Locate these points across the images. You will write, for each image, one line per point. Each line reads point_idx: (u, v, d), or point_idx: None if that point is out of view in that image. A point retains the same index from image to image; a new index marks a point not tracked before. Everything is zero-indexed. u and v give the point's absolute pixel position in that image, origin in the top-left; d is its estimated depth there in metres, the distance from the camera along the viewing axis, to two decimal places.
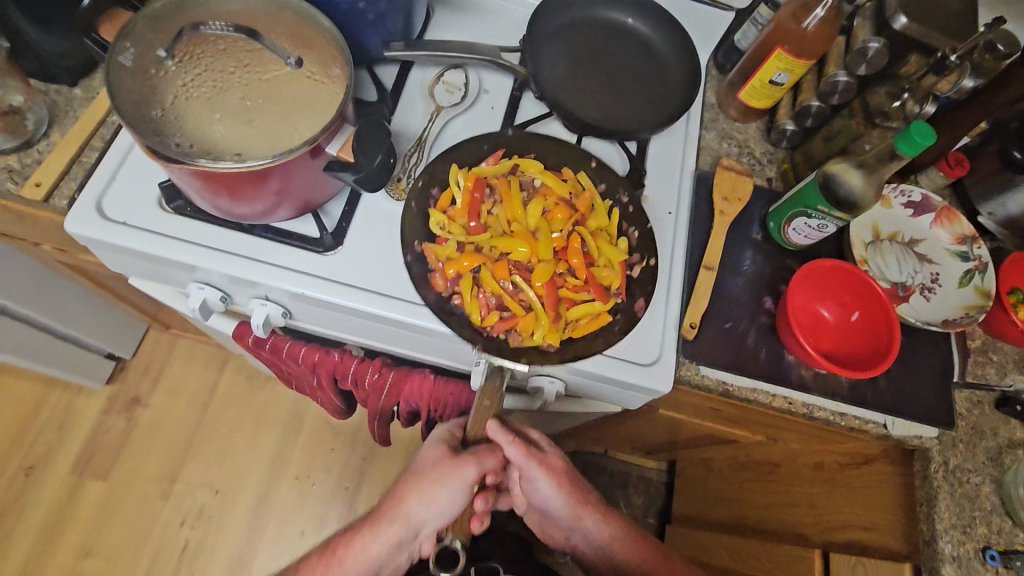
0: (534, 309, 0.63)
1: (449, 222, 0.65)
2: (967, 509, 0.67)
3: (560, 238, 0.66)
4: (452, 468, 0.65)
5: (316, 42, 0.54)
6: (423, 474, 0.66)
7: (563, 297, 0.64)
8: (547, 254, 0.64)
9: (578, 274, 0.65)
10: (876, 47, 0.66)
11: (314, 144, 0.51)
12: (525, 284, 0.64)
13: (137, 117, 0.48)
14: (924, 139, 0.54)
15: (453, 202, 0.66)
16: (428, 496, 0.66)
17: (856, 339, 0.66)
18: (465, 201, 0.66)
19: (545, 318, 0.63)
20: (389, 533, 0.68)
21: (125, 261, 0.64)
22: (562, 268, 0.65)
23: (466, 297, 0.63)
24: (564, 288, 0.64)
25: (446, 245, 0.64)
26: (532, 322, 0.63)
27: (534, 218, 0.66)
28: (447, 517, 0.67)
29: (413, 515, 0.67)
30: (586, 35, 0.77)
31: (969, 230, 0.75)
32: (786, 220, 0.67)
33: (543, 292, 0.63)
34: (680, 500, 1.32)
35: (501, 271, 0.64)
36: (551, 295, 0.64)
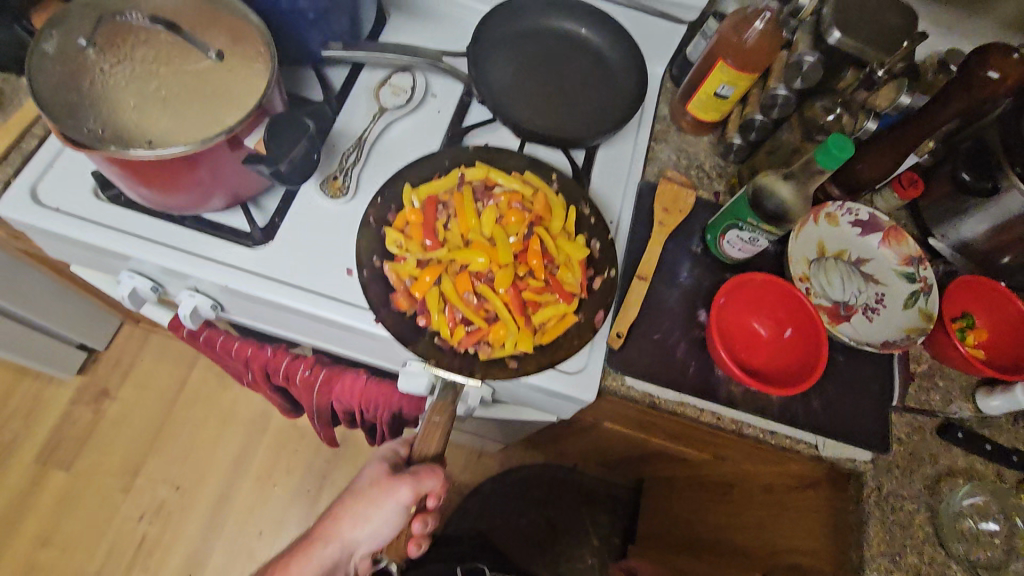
0: (501, 320, 0.62)
1: (406, 241, 0.64)
2: (898, 537, 0.65)
3: (518, 240, 0.65)
4: (387, 489, 0.62)
5: (241, 36, 0.55)
6: (353, 497, 0.65)
7: (529, 303, 0.64)
8: (508, 261, 0.64)
9: (542, 278, 0.64)
10: (812, 61, 0.65)
11: (230, 134, 0.52)
12: (489, 295, 0.63)
13: (52, 101, 0.49)
14: (842, 152, 0.54)
15: (410, 222, 0.65)
16: (361, 516, 0.64)
17: (786, 356, 0.65)
18: (421, 218, 0.65)
19: (515, 326, 0.62)
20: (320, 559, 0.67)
21: (60, 246, 0.65)
22: (524, 270, 0.64)
23: (433, 315, 0.62)
24: (527, 293, 0.64)
25: (405, 263, 0.63)
26: (504, 332, 0.62)
27: (493, 228, 0.65)
28: (382, 536, 0.66)
29: (344, 535, 0.66)
30: (537, 43, 0.77)
31: (916, 250, 0.73)
32: (720, 232, 0.67)
33: (509, 299, 0.63)
34: (643, 519, 1.29)
35: (464, 284, 0.63)
36: (516, 302, 0.63)
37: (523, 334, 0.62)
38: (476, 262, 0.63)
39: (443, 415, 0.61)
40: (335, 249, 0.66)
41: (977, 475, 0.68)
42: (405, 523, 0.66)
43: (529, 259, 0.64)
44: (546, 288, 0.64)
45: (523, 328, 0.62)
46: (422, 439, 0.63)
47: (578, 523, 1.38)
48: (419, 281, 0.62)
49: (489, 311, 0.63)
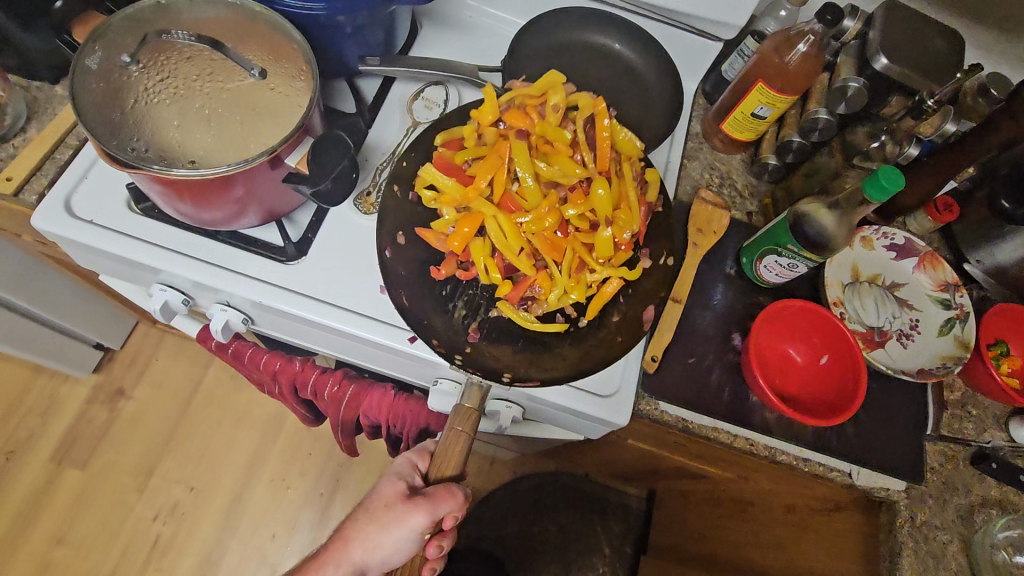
0: (549, 271, 0.62)
1: (443, 193, 0.62)
2: (930, 568, 0.65)
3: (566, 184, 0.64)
4: (402, 513, 0.59)
5: (284, 54, 0.54)
6: (371, 506, 0.62)
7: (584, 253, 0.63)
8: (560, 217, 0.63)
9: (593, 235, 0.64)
10: (856, 86, 0.65)
11: (272, 154, 0.51)
12: (542, 244, 0.62)
13: (96, 119, 0.48)
14: (892, 183, 0.52)
15: (447, 152, 0.65)
16: (381, 530, 0.60)
17: (822, 383, 0.65)
18: (460, 161, 0.64)
19: (562, 281, 0.62)
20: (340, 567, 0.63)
21: (91, 257, 0.64)
22: (572, 207, 0.63)
23: (479, 262, 0.61)
24: (575, 253, 0.63)
25: (444, 223, 0.63)
26: (549, 289, 0.62)
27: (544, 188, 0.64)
28: (394, 562, 0.64)
29: (357, 555, 0.63)
30: (570, 58, 0.77)
31: (952, 277, 0.72)
32: (757, 256, 0.66)
33: (557, 255, 0.62)
34: (656, 531, 1.28)
35: (515, 225, 0.61)
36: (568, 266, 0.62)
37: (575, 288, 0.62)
38: (527, 208, 0.63)
39: (466, 424, 0.58)
40: (369, 266, 0.65)
41: (1010, 506, 0.68)
42: (420, 546, 0.62)
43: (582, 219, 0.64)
44: (606, 242, 0.62)
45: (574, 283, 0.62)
46: (441, 456, 0.59)
47: (590, 532, 1.37)
48: (464, 233, 0.61)
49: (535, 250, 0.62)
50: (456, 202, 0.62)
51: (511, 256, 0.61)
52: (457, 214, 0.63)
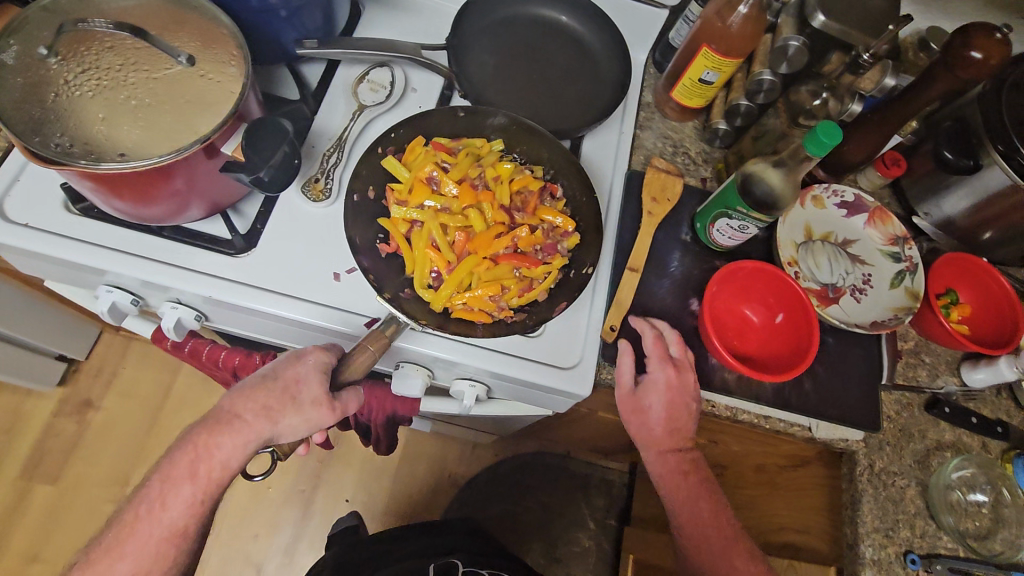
0: (465, 269, 0.60)
1: (413, 180, 0.62)
2: (890, 512, 0.66)
3: (493, 224, 0.62)
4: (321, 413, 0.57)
5: (213, 39, 0.53)
6: (265, 420, 0.57)
7: (490, 282, 0.60)
8: (499, 231, 0.62)
9: (533, 246, 0.62)
10: (797, 45, 0.64)
11: (205, 142, 0.50)
12: (478, 241, 0.61)
13: (16, 115, 0.46)
14: (830, 139, 0.53)
15: (438, 151, 0.63)
16: (297, 425, 0.57)
17: (778, 341, 0.66)
18: (440, 157, 0.63)
19: (464, 293, 0.60)
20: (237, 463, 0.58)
21: (30, 262, 0.62)
22: (497, 242, 0.61)
23: (410, 250, 0.61)
24: (483, 276, 0.60)
25: (393, 211, 0.61)
26: (452, 284, 0.60)
27: (512, 196, 0.64)
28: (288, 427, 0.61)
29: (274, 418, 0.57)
30: (517, 33, 0.76)
31: (901, 230, 0.74)
32: (710, 221, 0.67)
33: (468, 270, 0.60)
34: (638, 501, 1.31)
35: (454, 219, 0.61)
36: (504, 266, 0.61)
37: (488, 287, 0.60)
38: (466, 212, 0.62)
39: (379, 344, 0.56)
40: (321, 254, 0.64)
41: (964, 447, 0.70)
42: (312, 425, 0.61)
43: (537, 232, 0.63)
44: (511, 286, 0.61)
45: (490, 282, 0.60)
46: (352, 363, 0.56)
47: (574, 508, 1.39)
48: (399, 218, 0.61)
49: (463, 244, 0.61)
50: (409, 192, 0.62)
51: (440, 240, 0.61)
52: (418, 204, 0.61)
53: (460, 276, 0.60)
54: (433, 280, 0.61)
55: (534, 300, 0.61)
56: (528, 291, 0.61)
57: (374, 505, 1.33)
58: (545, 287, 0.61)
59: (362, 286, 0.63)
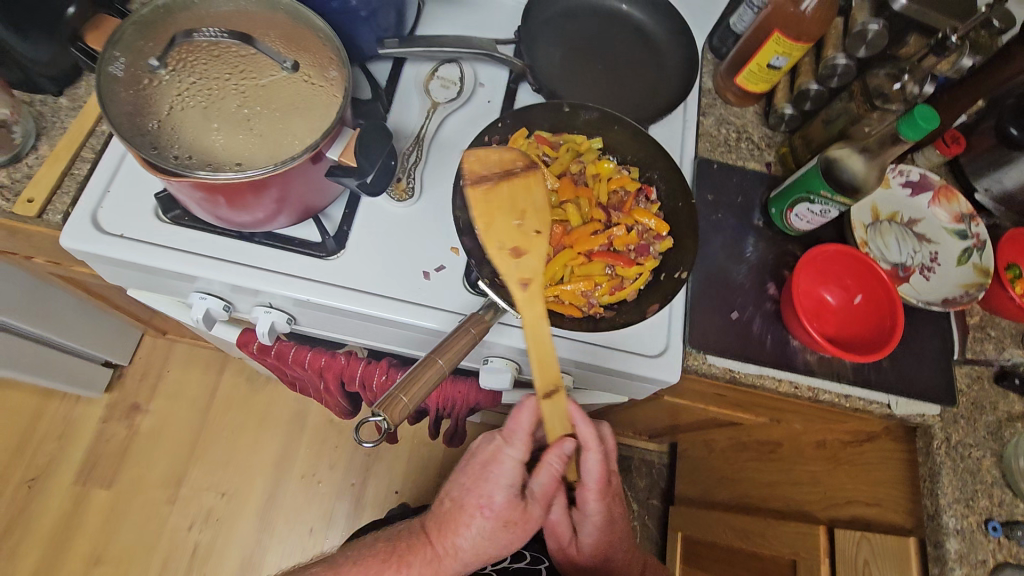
0: (561, 264, 0.62)
1: None
2: (969, 483, 0.68)
3: (592, 221, 0.64)
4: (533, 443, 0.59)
5: (311, 44, 0.53)
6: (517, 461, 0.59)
7: (585, 278, 0.62)
8: (597, 227, 0.63)
9: (627, 245, 0.63)
10: (876, 28, 0.65)
11: (314, 150, 0.50)
12: (574, 236, 0.63)
13: (132, 128, 0.46)
14: (927, 122, 0.54)
15: (541, 144, 0.65)
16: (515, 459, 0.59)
17: (857, 321, 0.67)
18: (542, 151, 0.65)
19: (561, 286, 0.61)
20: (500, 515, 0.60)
21: (125, 274, 0.63)
22: (595, 239, 0.63)
23: None
24: (576, 271, 0.62)
25: None
26: (547, 275, 0.61)
27: (608, 196, 0.66)
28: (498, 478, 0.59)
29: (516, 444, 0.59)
30: (581, 25, 0.76)
31: (967, 208, 0.76)
32: (788, 206, 0.68)
33: (564, 264, 0.62)
34: (682, 481, 1.34)
35: (552, 212, 0.63)
36: (597, 262, 0.62)
37: (581, 282, 0.61)
38: (566, 208, 0.64)
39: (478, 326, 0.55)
40: (410, 253, 0.64)
41: None
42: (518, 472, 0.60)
43: (632, 232, 0.63)
44: (604, 281, 0.62)
45: (584, 277, 0.62)
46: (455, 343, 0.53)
47: None
48: None
49: (559, 237, 0.63)
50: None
51: (537, 231, 0.63)
52: None
53: (556, 269, 0.61)
54: (527, 272, 0.63)
55: (625, 297, 0.63)
56: (619, 288, 0.62)
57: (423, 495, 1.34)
58: (635, 288, 0.63)
59: (452, 284, 0.64)
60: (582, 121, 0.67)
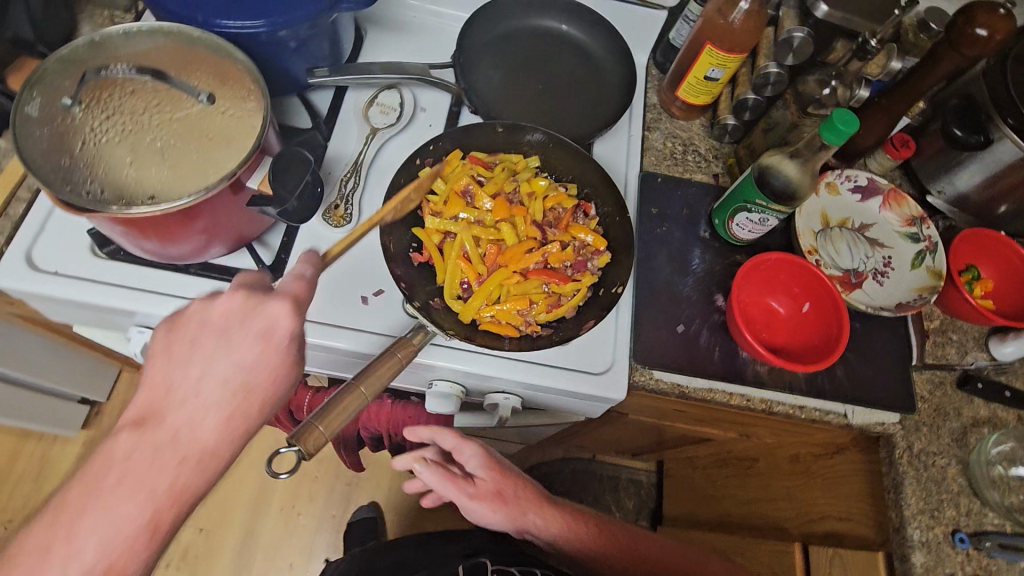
0: (495, 282, 0.61)
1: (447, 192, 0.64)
2: (934, 493, 0.66)
3: (528, 238, 0.64)
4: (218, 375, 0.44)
5: (232, 77, 0.53)
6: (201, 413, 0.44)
7: (521, 296, 0.61)
8: (531, 245, 0.64)
9: (563, 262, 0.63)
10: (802, 36, 0.65)
11: (231, 180, 0.50)
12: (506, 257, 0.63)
13: (44, 166, 0.47)
14: (847, 126, 0.53)
15: (474, 165, 0.65)
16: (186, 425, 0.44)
17: (806, 330, 0.66)
18: (475, 171, 0.65)
19: (496, 305, 0.61)
20: (184, 484, 0.43)
21: (63, 311, 0.63)
22: (530, 256, 0.63)
23: (442, 262, 0.62)
24: (511, 290, 0.62)
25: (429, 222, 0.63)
26: (483, 294, 0.61)
27: (545, 213, 0.65)
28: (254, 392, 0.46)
29: (257, 382, 0.45)
30: (522, 46, 0.77)
31: (918, 211, 0.75)
32: (729, 216, 0.67)
33: (498, 282, 0.61)
34: (669, 500, 1.31)
35: (486, 232, 0.63)
36: (533, 280, 0.62)
37: (516, 301, 0.61)
38: (499, 227, 0.63)
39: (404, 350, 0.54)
40: (348, 279, 0.64)
41: (1001, 421, 0.70)
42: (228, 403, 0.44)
43: (569, 248, 0.63)
44: (541, 298, 0.62)
45: (519, 296, 0.61)
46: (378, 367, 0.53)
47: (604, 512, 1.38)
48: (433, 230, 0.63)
49: (494, 256, 0.63)
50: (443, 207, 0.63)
51: (472, 251, 0.62)
52: (453, 215, 0.63)
53: (490, 287, 0.61)
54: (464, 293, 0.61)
55: (563, 314, 0.62)
56: (557, 306, 0.62)
57: (405, 524, 1.32)
58: (573, 304, 0.62)
59: (391, 309, 0.63)
60: (517, 140, 0.67)
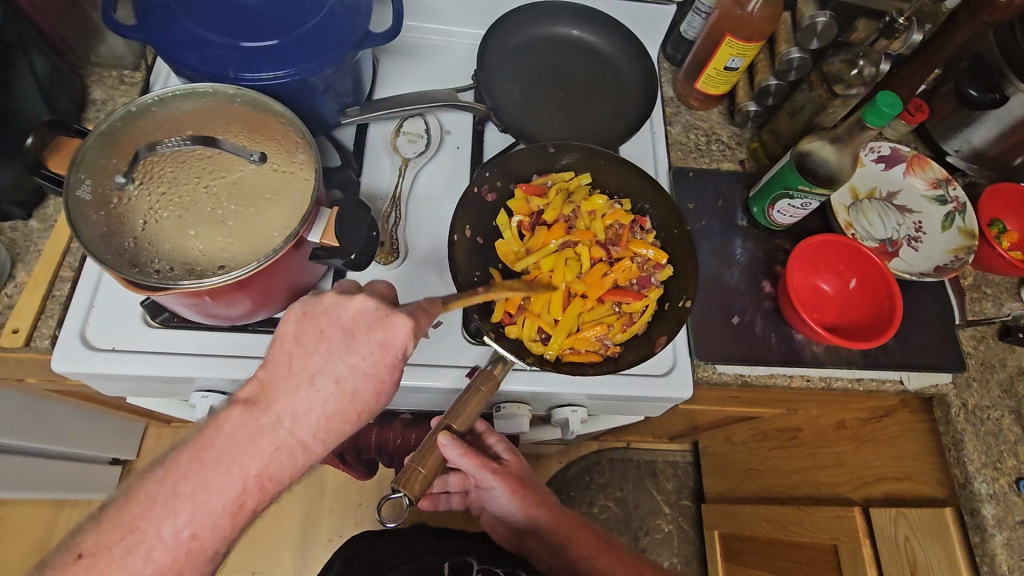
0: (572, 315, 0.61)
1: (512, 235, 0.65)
2: (993, 445, 0.68)
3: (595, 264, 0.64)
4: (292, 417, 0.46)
5: (276, 132, 0.53)
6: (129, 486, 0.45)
7: (596, 322, 0.62)
8: (599, 270, 0.63)
9: (629, 279, 0.64)
10: (824, 20, 0.67)
11: (296, 238, 0.49)
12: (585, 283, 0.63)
13: (110, 251, 0.46)
14: (890, 108, 0.54)
15: (530, 195, 0.66)
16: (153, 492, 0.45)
17: (856, 305, 0.68)
18: (532, 201, 0.66)
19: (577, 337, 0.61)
20: (203, 530, 0.45)
21: (122, 386, 0.62)
22: (600, 281, 0.63)
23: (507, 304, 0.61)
24: (586, 317, 0.62)
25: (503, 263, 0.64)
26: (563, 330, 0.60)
27: (604, 232, 0.65)
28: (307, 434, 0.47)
29: (306, 437, 0.47)
30: (536, 56, 0.76)
31: (941, 173, 0.77)
32: (769, 204, 0.68)
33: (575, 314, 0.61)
34: (709, 477, 1.33)
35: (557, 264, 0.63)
36: (605, 304, 0.63)
37: (595, 328, 0.61)
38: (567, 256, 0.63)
39: (489, 382, 0.55)
40: None
41: None
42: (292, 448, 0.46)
43: (632, 265, 0.64)
44: (615, 320, 0.62)
45: (594, 323, 0.62)
46: (462, 406, 0.54)
47: (647, 497, 1.41)
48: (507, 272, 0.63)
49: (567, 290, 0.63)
50: (511, 245, 0.65)
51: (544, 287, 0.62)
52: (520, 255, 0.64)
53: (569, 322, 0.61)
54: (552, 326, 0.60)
55: (637, 331, 0.63)
56: (630, 326, 0.62)
57: None
58: (644, 321, 0.63)
59: (453, 339, 0.63)
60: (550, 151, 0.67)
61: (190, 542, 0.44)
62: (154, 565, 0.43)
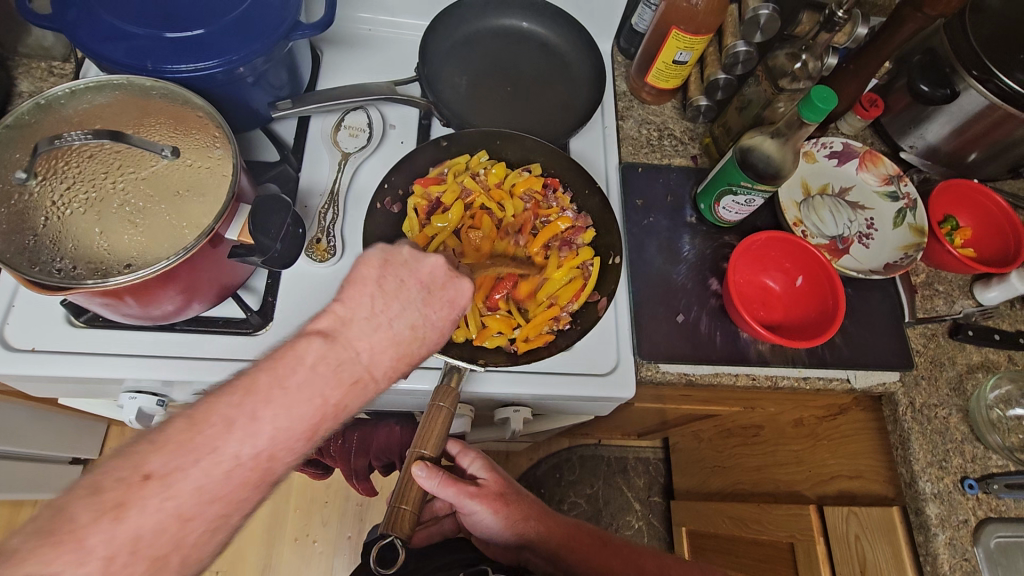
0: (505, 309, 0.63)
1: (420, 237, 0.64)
2: (939, 443, 0.68)
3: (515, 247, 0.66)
4: (386, 316, 0.45)
5: (194, 125, 0.51)
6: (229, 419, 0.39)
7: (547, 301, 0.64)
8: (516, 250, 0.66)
9: (557, 253, 0.66)
10: (767, 13, 0.65)
11: (210, 235, 0.47)
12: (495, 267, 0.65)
13: (9, 250, 0.44)
14: (825, 103, 0.53)
15: (430, 188, 0.65)
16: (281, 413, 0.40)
17: (803, 303, 0.67)
18: (436, 195, 0.65)
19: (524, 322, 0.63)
20: (282, 444, 0.40)
21: (46, 387, 0.60)
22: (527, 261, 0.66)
23: None
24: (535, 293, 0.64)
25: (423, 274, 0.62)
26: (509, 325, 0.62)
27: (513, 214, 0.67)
28: (388, 343, 0.45)
29: (379, 370, 0.45)
30: (484, 48, 0.75)
31: (893, 169, 0.76)
32: (714, 200, 0.67)
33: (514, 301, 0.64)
34: (679, 475, 1.33)
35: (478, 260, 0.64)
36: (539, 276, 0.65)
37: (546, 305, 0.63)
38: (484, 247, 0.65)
39: (448, 398, 0.54)
40: None
41: (993, 364, 0.72)
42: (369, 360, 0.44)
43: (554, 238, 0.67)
44: (558, 291, 0.64)
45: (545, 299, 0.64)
46: (421, 435, 0.53)
47: (617, 494, 1.40)
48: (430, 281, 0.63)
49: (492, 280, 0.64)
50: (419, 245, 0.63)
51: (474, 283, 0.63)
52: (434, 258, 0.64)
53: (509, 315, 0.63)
54: (479, 314, 0.62)
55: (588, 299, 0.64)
56: (581, 293, 0.64)
57: None
58: (590, 289, 0.64)
59: None
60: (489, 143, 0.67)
61: (268, 461, 0.39)
62: (215, 494, 0.37)
